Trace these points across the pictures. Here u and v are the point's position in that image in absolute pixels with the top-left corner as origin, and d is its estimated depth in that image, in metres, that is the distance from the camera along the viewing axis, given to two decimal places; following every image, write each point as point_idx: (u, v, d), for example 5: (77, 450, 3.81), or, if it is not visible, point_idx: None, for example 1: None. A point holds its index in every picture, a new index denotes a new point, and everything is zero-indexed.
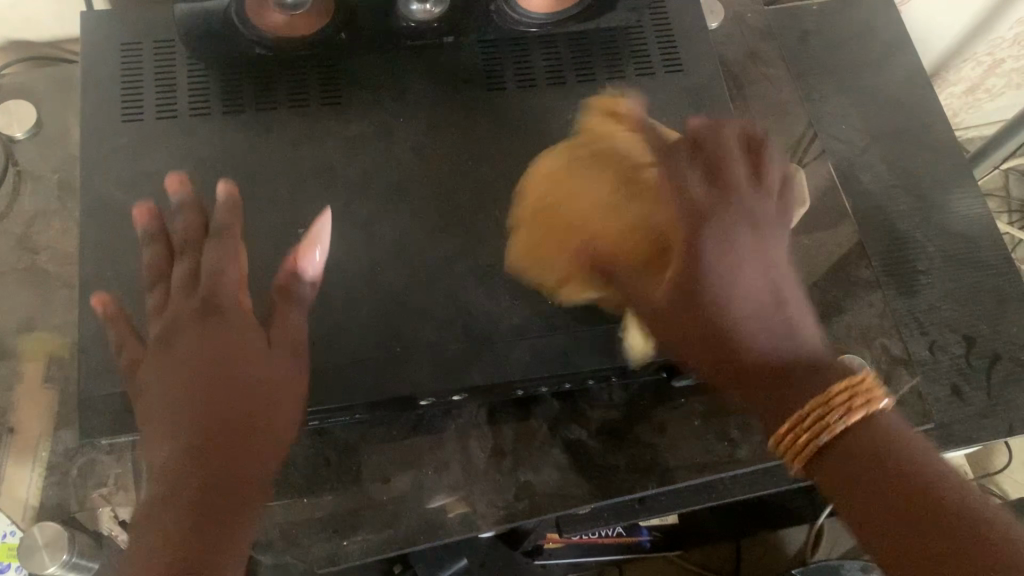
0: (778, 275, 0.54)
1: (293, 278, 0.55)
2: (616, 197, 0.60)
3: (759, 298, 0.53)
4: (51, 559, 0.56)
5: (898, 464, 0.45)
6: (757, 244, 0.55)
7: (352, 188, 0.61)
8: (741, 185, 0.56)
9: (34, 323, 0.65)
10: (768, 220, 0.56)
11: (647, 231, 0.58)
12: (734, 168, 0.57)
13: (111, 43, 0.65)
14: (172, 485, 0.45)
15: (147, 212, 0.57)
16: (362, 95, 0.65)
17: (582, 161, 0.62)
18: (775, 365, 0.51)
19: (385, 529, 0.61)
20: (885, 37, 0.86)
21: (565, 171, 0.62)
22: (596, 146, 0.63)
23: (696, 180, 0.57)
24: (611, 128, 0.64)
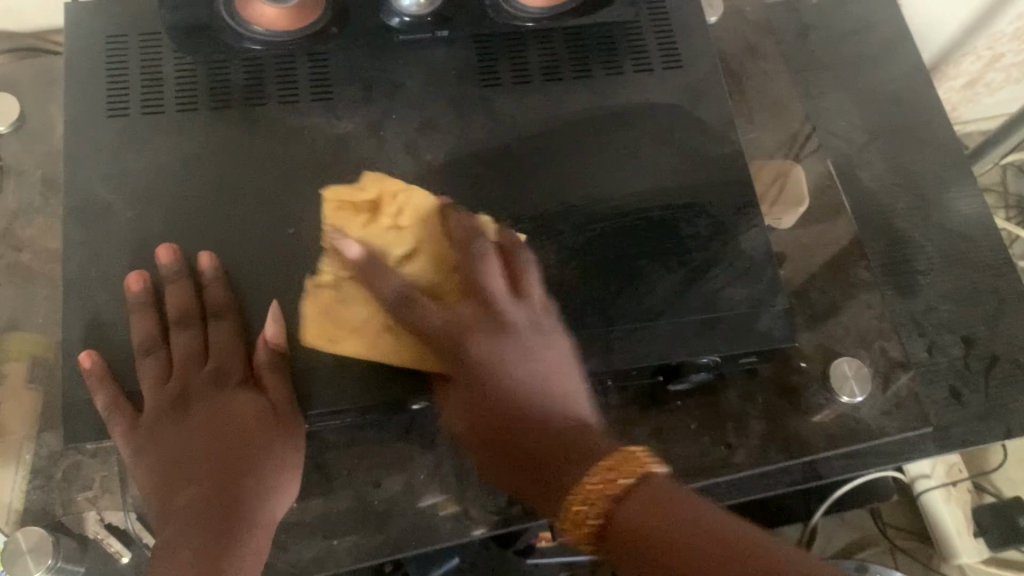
0: (546, 385, 0.52)
1: (273, 358, 0.55)
2: (376, 330, 0.54)
3: (535, 395, 0.51)
4: (37, 565, 0.55)
5: (680, 526, 0.43)
6: (534, 346, 0.52)
7: (341, 187, 0.60)
8: (497, 302, 0.52)
9: (17, 322, 0.64)
10: (520, 325, 0.52)
11: (412, 345, 0.54)
12: (491, 284, 0.53)
13: (93, 34, 0.63)
14: (185, 528, 0.49)
15: (141, 277, 0.56)
16: (354, 91, 0.63)
17: (354, 290, 0.55)
18: (564, 449, 0.49)
19: (377, 532, 0.60)
20: (885, 32, 0.85)
21: (326, 318, 0.55)
22: (359, 276, 0.53)
23: (435, 312, 0.52)
24: (390, 236, 0.56)
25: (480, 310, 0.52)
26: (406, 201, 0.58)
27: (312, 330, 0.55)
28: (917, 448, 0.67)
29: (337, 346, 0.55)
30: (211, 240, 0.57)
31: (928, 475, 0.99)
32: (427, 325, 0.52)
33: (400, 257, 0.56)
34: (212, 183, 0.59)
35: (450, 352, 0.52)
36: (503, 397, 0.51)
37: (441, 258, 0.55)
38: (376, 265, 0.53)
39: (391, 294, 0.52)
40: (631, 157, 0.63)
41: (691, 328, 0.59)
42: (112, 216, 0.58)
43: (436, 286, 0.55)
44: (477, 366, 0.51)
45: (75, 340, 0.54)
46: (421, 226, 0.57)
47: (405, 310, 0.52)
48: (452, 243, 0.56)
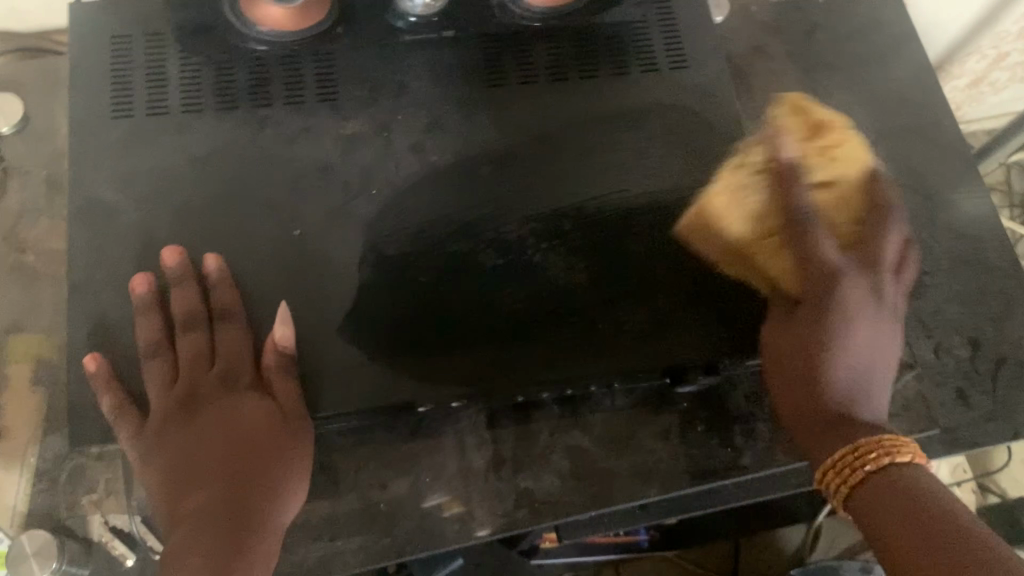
0: (873, 360, 0.60)
1: (280, 362, 0.55)
2: (764, 229, 0.61)
3: (855, 390, 0.58)
4: (41, 568, 0.55)
5: (888, 499, 0.49)
6: (863, 303, 0.60)
7: (348, 188, 0.59)
8: (842, 265, 0.60)
9: (22, 324, 0.64)
10: (886, 299, 0.62)
11: (800, 270, 0.60)
12: (826, 249, 0.60)
13: (98, 35, 0.63)
14: (198, 529, 0.49)
15: (146, 279, 0.55)
16: (360, 92, 0.63)
17: (762, 185, 0.62)
18: (818, 407, 0.57)
19: (383, 536, 0.60)
20: (892, 32, 0.85)
21: (741, 195, 0.62)
22: (786, 182, 0.62)
23: (836, 251, 0.61)
24: (816, 166, 0.63)
25: (866, 263, 0.62)
26: (840, 154, 0.67)
27: (698, 211, 0.61)
28: (924, 450, 0.67)
29: (706, 223, 0.61)
30: (217, 242, 0.57)
31: (933, 477, 0.99)
32: (818, 251, 0.60)
33: (814, 182, 0.62)
34: (218, 184, 0.59)
35: (822, 281, 0.60)
36: (801, 337, 0.59)
37: (760, 214, 0.61)
38: (801, 181, 0.62)
39: (791, 208, 0.61)
40: (638, 159, 0.63)
41: (699, 331, 0.58)
42: (117, 217, 0.57)
43: (837, 228, 0.62)
44: (837, 304, 0.59)
45: (80, 341, 0.54)
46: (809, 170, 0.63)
47: (811, 237, 0.60)
48: (860, 213, 0.64)
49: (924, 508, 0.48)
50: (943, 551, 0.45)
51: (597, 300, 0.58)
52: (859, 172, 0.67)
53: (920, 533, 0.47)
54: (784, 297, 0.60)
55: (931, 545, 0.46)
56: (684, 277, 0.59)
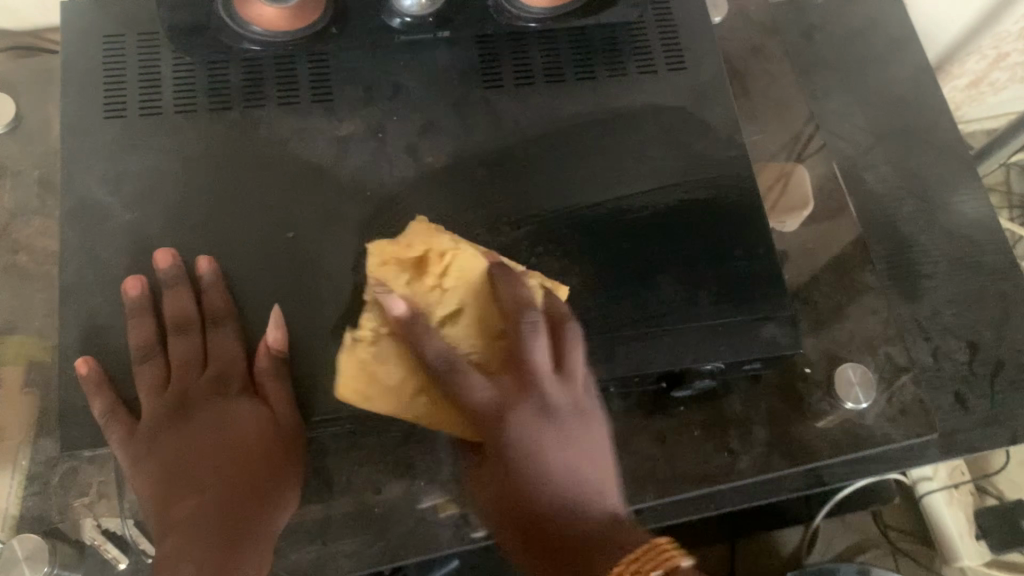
0: (579, 468, 0.50)
1: (274, 367, 0.54)
2: (415, 391, 0.53)
3: (571, 510, 0.48)
4: (32, 571, 0.54)
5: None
6: (535, 440, 0.50)
7: (341, 190, 0.59)
8: (497, 402, 0.49)
9: (14, 326, 0.63)
10: (565, 409, 0.49)
11: (458, 408, 0.50)
12: (471, 388, 0.48)
13: (91, 34, 0.62)
14: (187, 541, 0.50)
15: (140, 281, 0.55)
16: (354, 93, 0.63)
17: (384, 351, 0.52)
18: (585, 557, 0.47)
19: (377, 540, 0.59)
20: (891, 33, 0.84)
21: (366, 365, 0.52)
22: (408, 335, 0.49)
23: (485, 388, 0.48)
24: (433, 300, 0.52)
25: (518, 385, 0.49)
26: (453, 259, 0.52)
27: (338, 391, 0.53)
28: (922, 454, 0.67)
29: (358, 393, 0.53)
30: (210, 244, 0.57)
31: (930, 478, 0.99)
32: (471, 400, 0.48)
33: (432, 321, 0.51)
34: (210, 185, 0.58)
35: (487, 425, 0.49)
36: (513, 486, 0.49)
37: (408, 371, 0.52)
38: (424, 323, 0.49)
39: (429, 365, 0.49)
40: (634, 161, 0.62)
41: (696, 335, 0.58)
42: (110, 219, 0.57)
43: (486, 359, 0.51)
44: (511, 455, 0.49)
45: (72, 345, 0.54)
46: (466, 291, 0.52)
47: (450, 385, 0.48)
48: (501, 318, 0.52)
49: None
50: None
51: (593, 304, 0.57)
52: (484, 273, 0.52)
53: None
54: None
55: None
56: (680, 281, 0.59)
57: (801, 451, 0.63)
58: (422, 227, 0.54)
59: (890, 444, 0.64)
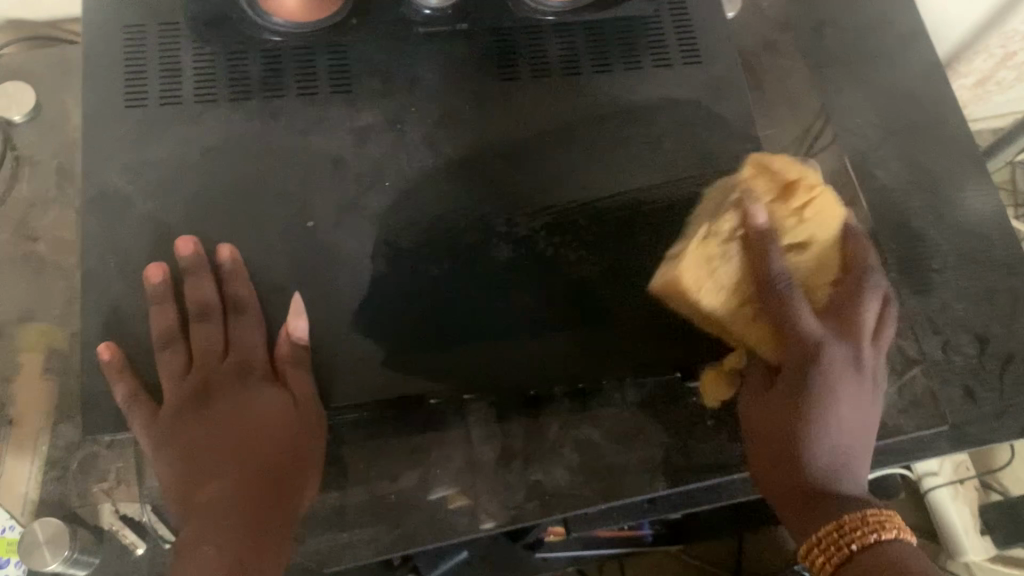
0: (843, 437, 0.55)
1: (292, 354, 0.55)
2: (744, 299, 0.56)
3: (828, 478, 0.54)
4: (53, 555, 0.54)
5: (882, 563, 0.48)
6: (843, 378, 0.55)
7: (360, 181, 0.60)
8: (822, 335, 0.55)
9: (33, 313, 0.64)
10: (861, 363, 0.56)
11: (771, 337, 0.56)
12: (804, 320, 0.54)
13: (111, 25, 0.62)
14: (213, 522, 0.50)
15: (162, 268, 0.55)
16: (372, 84, 0.63)
17: (733, 253, 0.55)
18: (814, 508, 0.53)
19: (393, 527, 0.60)
20: (902, 29, 0.85)
21: (710, 254, 0.55)
22: (758, 247, 0.54)
23: (817, 323, 0.55)
24: (790, 224, 0.55)
25: (841, 328, 0.56)
26: (818, 199, 0.56)
27: (661, 275, 0.57)
28: (932, 446, 0.67)
29: (669, 281, 0.57)
30: (230, 233, 0.57)
31: (936, 474, 0.99)
32: (805, 327, 0.54)
33: (787, 245, 0.56)
34: (230, 175, 0.59)
35: (800, 359, 0.54)
36: (776, 419, 0.56)
37: (738, 282, 0.56)
38: (774, 246, 0.53)
39: (765, 282, 0.54)
40: (651, 155, 0.63)
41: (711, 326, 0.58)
42: (131, 207, 0.57)
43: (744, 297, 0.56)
44: (801, 383, 0.56)
45: (94, 331, 0.54)
46: (818, 219, 0.56)
47: (794, 310, 0.54)
48: (840, 270, 0.58)
49: (886, 564, 0.48)
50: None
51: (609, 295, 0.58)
52: (839, 223, 0.57)
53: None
54: (795, 366, 0.55)
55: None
56: None
57: None
58: (768, 157, 0.59)
59: (901, 436, 0.65)
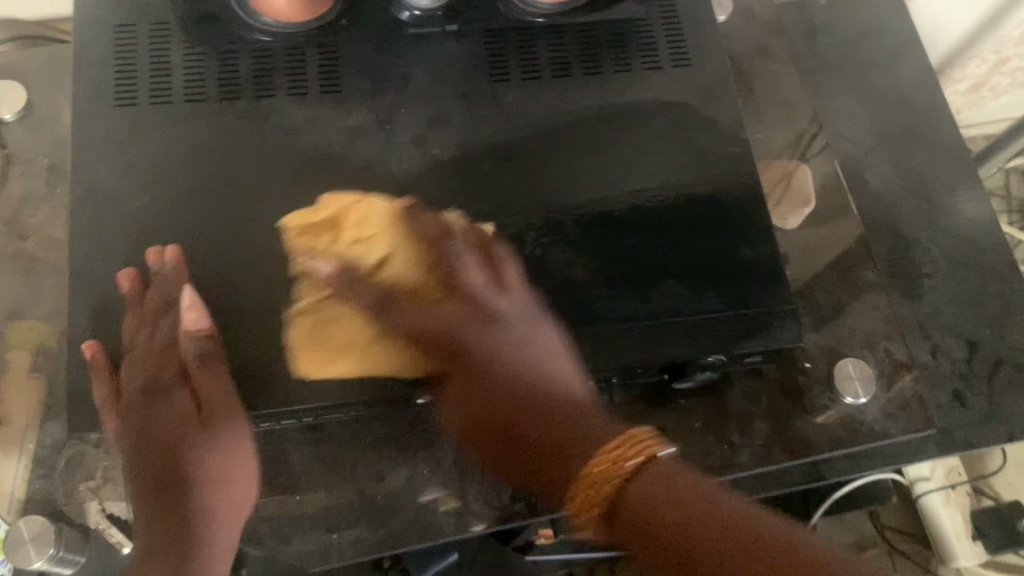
0: (545, 368, 0.53)
1: (207, 351, 0.53)
2: (369, 338, 0.55)
3: (538, 393, 0.53)
4: (38, 554, 0.55)
5: (667, 491, 0.45)
6: (495, 339, 0.54)
7: (349, 180, 0.60)
8: (493, 292, 0.55)
9: (23, 311, 0.64)
10: (508, 315, 0.54)
11: (425, 361, 0.55)
12: (468, 279, 0.55)
13: (104, 24, 0.63)
14: (148, 547, 0.53)
15: (131, 274, 0.55)
16: (362, 85, 0.63)
17: (347, 294, 0.56)
18: (562, 439, 0.50)
19: (380, 527, 0.60)
20: (893, 34, 0.85)
21: (323, 323, 0.55)
22: (341, 292, 0.56)
23: (456, 308, 0.55)
24: (356, 251, 0.57)
25: (462, 301, 0.55)
26: (351, 222, 0.58)
27: (303, 364, 0.54)
28: (921, 450, 0.67)
29: (315, 364, 0.54)
30: (216, 232, 0.57)
31: (927, 478, 1.00)
32: (420, 321, 0.55)
33: (374, 266, 0.57)
34: (220, 173, 0.59)
35: (448, 355, 0.54)
36: (472, 393, 0.54)
37: (365, 321, 0.55)
38: (350, 280, 0.56)
39: (366, 305, 0.56)
40: (640, 156, 0.63)
41: (698, 328, 0.58)
42: (119, 205, 0.57)
43: (419, 286, 0.56)
44: (478, 353, 0.54)
45: (80, 328, 0.54)
46: (387, 232, 0.58)
47: (385, 317, 0.55)
48: (434, 255, 0.57)
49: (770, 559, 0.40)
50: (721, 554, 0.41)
51: (599, 294, 0.58)
52: (390, 210, 0.59)
53: (722, 539, 0.42)
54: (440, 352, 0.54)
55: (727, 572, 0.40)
56: (685, 274, 0.59)
57: (801, 445, 0.64)
58: (345, 193, 0.59)
59: (888, 439, 0.65)
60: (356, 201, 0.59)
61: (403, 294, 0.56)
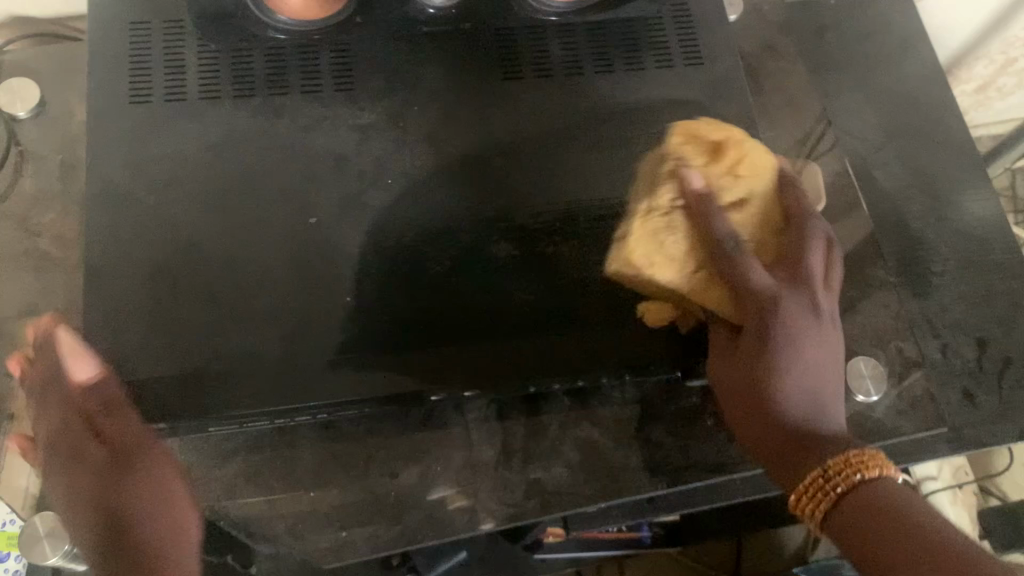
0: (816, 377, 0.55)
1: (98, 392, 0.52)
2: (697, 265, 0.56)
3: (812, 420, 0.54)
4: (53, 550, 0.55)
5: (887, 522, 0.47)
6: (800, 322, 0.54)
7: (363, 178, 0.60)
8: (777, 287, 0.54)
9: (36, 308, 0.64)
10: (818, 308, 0.55)
11: (727, 300, 0.56)
12: (756, 278, 0.54)
13: (118, 22, 0.63)
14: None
15: (18, 360, 0.59)
16: (375, 83, 0.63)
17: (676, 222, 0.56)
18: (805, 440, 0.53)
19: (393, 524, 0.60)
20: (902, 34, 0.85)
21: (654, 235, 0.57)
22: (701, 207, 0.55)
23: (764, 276, 0.54)
24: (726, 183, 0.56)
25: (790, 277, 0.55)
26: (748, 157, 0.57)
27: (617, 259, 0.58)
28: (932, 448, 0.67)
29: (624, 259, 0.57)
30: (230, 228, 0.57)
31: (934, 478, 0.98)
32: (751, 276, 0.54)
33: (727, 204, 0.56)
34: (234, 171, 0.59)
35: (750, 309, 0.54)
36: (744, 378, 0.55)
37: (686, 256, 0.56)
38: (716, 207, 0.55)
39: (716, 234, 0.54)
40: (653, 154, 0.63)
41: (712, 327, 0.59)
42: (133, 202, 0.57)
43: (699, 258, 0.56)
44: (775, 328, 0.54)
45: (94, 322, 0.54)
46: (756, 181, 0.57)
47: (733, 261, 0.54)
48: (785, 218, 0.58)
49: (932, 536, 0.46)
50: (909, 550, 0.45)
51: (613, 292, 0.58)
52: (774, 172, 0.59)
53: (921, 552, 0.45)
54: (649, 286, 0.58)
55: (883, 539, 0.46)
56: None
57: None
58: (359, 190, 0.59)
59: (900, 437, 0.65)
60: (773, 176, 0.58)
61: (700, 255, 0.56)
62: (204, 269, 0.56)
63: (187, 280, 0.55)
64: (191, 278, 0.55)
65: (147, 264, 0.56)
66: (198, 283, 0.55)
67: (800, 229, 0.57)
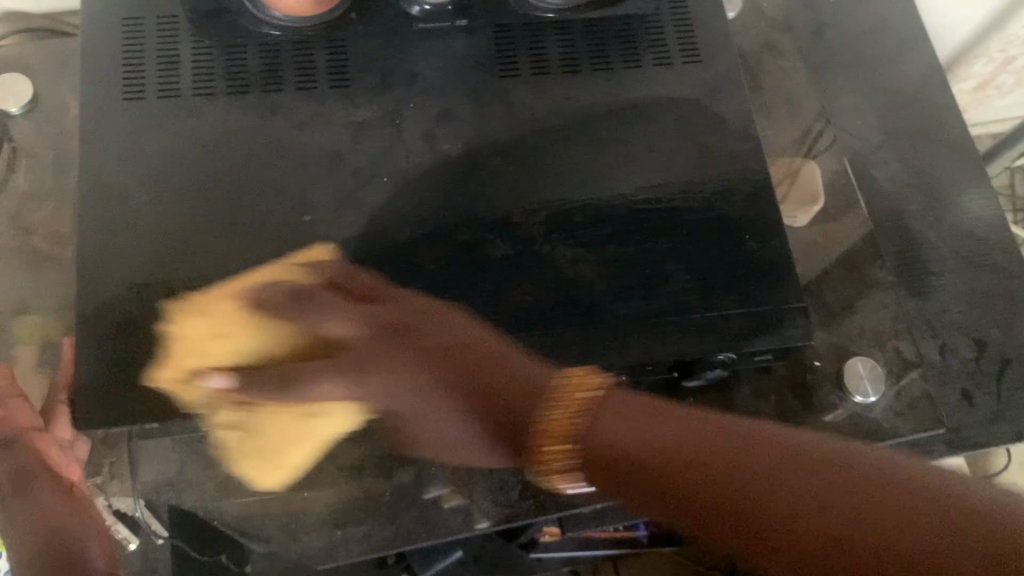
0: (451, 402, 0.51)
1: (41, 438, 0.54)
2: (293, 411, 0.50)
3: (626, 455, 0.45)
4: None
5: (660, 439, 0.45)
6: (430, 395, 0.51)
7: (358, 175, 0.59)
8: (344, 376, 0.50)
9: (28, 307, 0.64)
10: (344, 354, 0.50)
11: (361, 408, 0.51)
12: (318, 386, 0.49)
13: (110, 16, 0.62)
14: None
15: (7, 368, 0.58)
16: (371, 80, 0.63)
17: (220, 406, 0.50)
18: (668, 464, 0.44)
19: (388, 525, 0.62)
20: (901, 31, 0.85)
21: (243, 424, 0.50)
22: (211, 402, 0.49)
23: (345, 386, 0.50)
24: (200, 366, 0.50)
25: (350, 362, 0.50)
26: (195, 320, 0.52)
27: (215, 415, 0.50)
28: (929, 450, 0.67)
29: (264, 469, 0.52)
30: (223, 228, 0.57)
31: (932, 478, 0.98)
32: (317, 396, 0.49)
33: (233, 360, 0.50)
34: (228, 167, 0.58)
35: (366, 399, 0.50)
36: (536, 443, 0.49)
37: (271, 413, 0.49)
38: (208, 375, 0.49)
39: (223, 396, 0.49)
40: (649, 153, 0.63)
41: (710, 326, 0.58)
42: (126, 199, 0.57)
43: (310, 354, 0.51)
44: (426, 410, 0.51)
45: (85, 320, 0.53)
46: (217, 306, 0.52)
47: (307, 390, 0.49)
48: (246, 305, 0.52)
49: (790, 504, 0.40)
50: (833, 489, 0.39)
51: (611, 292, 0.58)
52: (216, 291, 0.53)
53: (706, 452, 0.43)
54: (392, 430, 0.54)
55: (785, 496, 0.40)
56: (693, 270, 0.59)
57: None
58: (352, 190, 0.59)
59: (897, 439, 0.65)
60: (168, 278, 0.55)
61: (289, 357, 0.50)
62: (198, 267, 0.55)
63: (179, 279, 0.55)
64: (183, 277, 0.55)
65: (140, 261, 0.55)
66: (191, 281, 0.55)
67: (298, 284, 0.53)
